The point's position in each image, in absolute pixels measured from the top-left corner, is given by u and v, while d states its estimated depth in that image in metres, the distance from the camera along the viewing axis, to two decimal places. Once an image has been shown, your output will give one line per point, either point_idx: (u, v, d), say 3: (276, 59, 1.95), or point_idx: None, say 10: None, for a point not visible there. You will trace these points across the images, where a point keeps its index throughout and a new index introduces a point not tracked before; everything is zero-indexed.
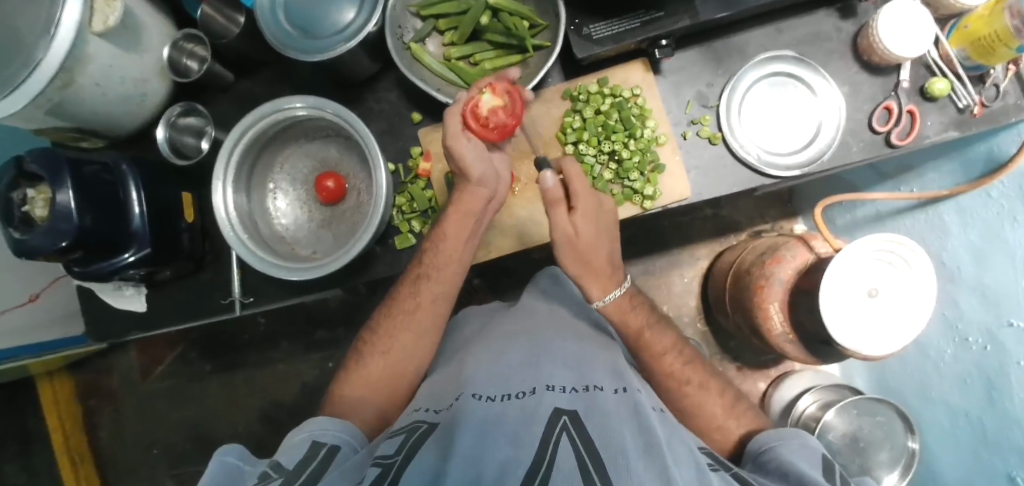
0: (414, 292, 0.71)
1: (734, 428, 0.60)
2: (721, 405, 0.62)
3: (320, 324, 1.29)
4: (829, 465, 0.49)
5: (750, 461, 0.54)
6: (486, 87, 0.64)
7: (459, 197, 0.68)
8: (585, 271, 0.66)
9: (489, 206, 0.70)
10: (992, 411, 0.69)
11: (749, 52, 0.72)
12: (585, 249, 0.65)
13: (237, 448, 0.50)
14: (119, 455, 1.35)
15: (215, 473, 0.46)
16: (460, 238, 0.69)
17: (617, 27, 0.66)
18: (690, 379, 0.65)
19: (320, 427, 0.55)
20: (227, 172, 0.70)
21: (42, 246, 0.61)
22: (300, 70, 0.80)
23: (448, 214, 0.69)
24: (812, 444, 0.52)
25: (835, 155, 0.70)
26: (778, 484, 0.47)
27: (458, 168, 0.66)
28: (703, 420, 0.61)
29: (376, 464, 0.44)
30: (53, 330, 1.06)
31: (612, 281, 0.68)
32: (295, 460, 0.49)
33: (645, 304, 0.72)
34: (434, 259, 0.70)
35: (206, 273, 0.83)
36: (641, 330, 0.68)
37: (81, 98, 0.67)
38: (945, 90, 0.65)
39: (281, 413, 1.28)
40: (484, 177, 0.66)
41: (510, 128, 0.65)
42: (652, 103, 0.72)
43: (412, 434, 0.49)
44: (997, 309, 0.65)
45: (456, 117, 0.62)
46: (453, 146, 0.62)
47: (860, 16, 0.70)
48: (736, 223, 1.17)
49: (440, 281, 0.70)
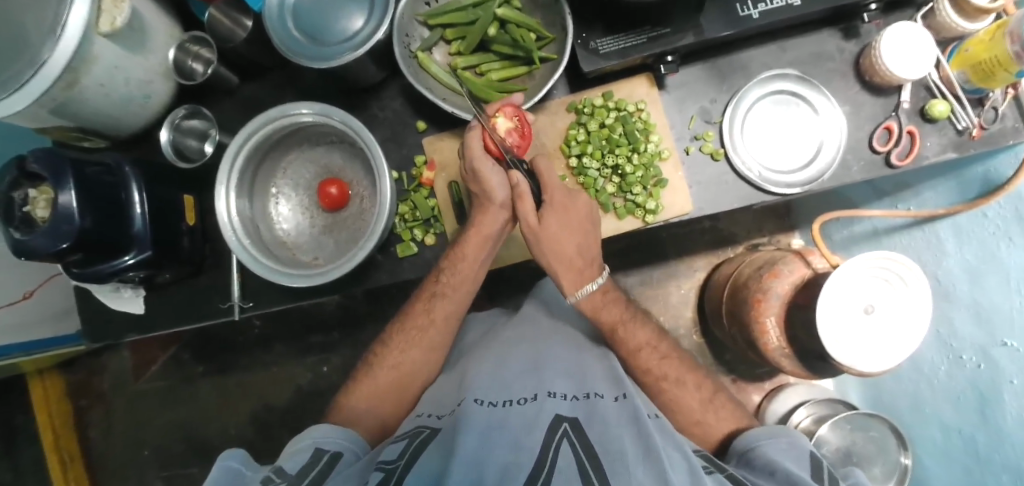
0: (428, 309, 0.71)
1: (714, 423, 0.61)
2: (698, 401, 0.63)
3: (316, 327, 1.28)
4: (817, 461, 0.50)
5: (736, 458, 0.55)
6: (499, 111, 0.67)
7: (477, 219, 0.68)
8: (558, 263, 0.67)
9: (506, 227, 0.70)
10: (985, 428, 0.70)
11: (753, 70, 0.73)
12: (554, 240, 0.66)
13: (239, 452, 0.50)
14: (109, 456, 1.33)
15: (218, 477, 0.47)
16: (477, 260, 0.69)
17: (624, 42, 0.67)
18: (667, 374, 0.64)
19: (324, 434, 0.55)
20: (230, 177, 0.71)
21: (42, 247, 0.61)
22: (305, 75, 0.80)
23: (466, 236, 0.68)
24: (799, 443, 0.52)
25: (835, 174, 0.70)
26: (763, 481, 0.48)
27: (479, 189, 0.67)
28: (684, 415, 0.62)
29: (379, 469, 0.44)
30: (45, 328, 1.05)
31: (586, 274, 0.68)
32: (298, 466, 0.49)
33: (621, 298, 0.71)
34: (449, 279, 0.70)
35: (206, 276, 0.83)
36: (625, 329, 0.68)
37: (85, 98, 0.67)
38: (945, 112, 0.66)
39: (275, 415, 1.28)
40: (505, 200, 0.67)
41: (524, 149, 0.68)
42: (655, 118, 0.73)
43: (415, 438, 0.49)
44: (991, 328, 0.66)
45: (476, 139, 0.65)
46: (475, 167, 0.65)
47: (862, 37, 0.71)
48: (733, 236, 1.18)
49: (453, 300, 0.70)
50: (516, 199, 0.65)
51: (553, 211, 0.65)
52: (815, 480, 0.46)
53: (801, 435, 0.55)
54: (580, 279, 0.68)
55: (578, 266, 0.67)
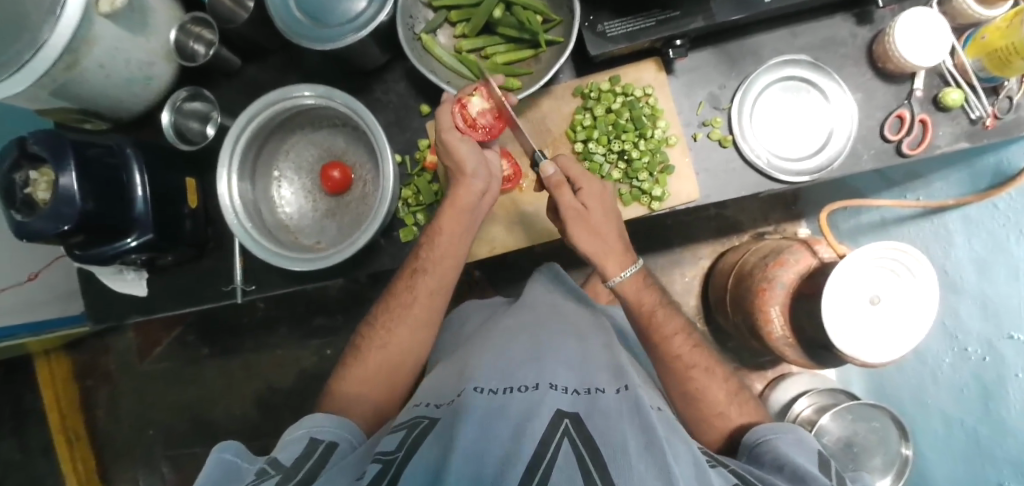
0: (411, 286, 0.70)
1: (735, 416, 0.60)
2: (724, 391, 0.62)
3: (319, 310, 1.28)
4: (825, 461, 0.50)
5: (745, 453, 0.54)
6: (476, 90, 0.66)
7: (453, 193, 0.67)
8: (598, 248, 0.64)
9: (484, 200, 0.68)
10: (987, 421, 0.70)
11: (764, 55, 0.71)
12: (587, 225, 0.63)
13: (234, 444, 0.50)
14: (116, 435, 1.35)
15: (214, 469, 0.47)
16: (454, 233, 0.68)
17: (632, 25, 0.66)
18: (696, 362, 0.64)
19: (316, 424, 0.55)
20: (232, 160, 0.70)
21: (45, 228, 0.61)
22: (307, 58, 0.79)
23: (443, 209, 0.68)
24: (806, 439, 0.52)
25: (844, 163, 0.69)
26: (773, 476, 0.47)
27: (452, 163, 0.66)
28: (705, 405, 0.61)
29: (376, 460, 0.44)
30: (51, 308, 1.05)
31: (627, 257, 0.66)
32: (293, 458, 0.49)
33: (655, 285, 0.70)
34: (429, 254, 0.69)
35: (209, 258, 0.83)
36: (653, 308, 0.67)
37: (85, 79, 0.66)
38: (959, 100, 0.65)
39: (279, 398, 1.29)
40: (477, 170, 0.66)
41: (498, 130, 0.66)
42: (663, 103, 0.71)
43: (414, 429, 0.49)
44: (998, 321, 0.66)
45: (444, 113, 0.63)
46: (445, 141, 0.64)
47: (876, 22, 0.69)
48: (739, 224, 1.17)
49: (435, 276, 0.69)
50: (552, 188, 0.62)
51: (589, 185, 0.64)
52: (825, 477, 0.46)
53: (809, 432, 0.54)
54: (615, 264, 0.65)
55: (613, 248, 0.65)
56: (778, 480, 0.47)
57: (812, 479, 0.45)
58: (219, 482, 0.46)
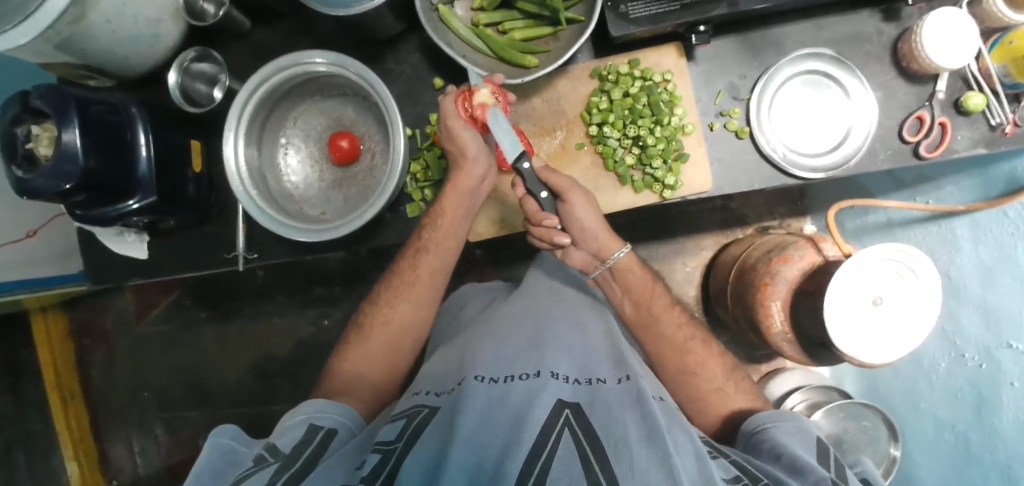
0: (414, 263, 0.70)
1: (730, 396, 0.62)
2: (721, 369, 0.64)
3: (318, 281, 1.28)
4: (824, 448, 0.50)
5: (744, 440, 0.55)
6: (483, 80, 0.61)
7: (453, 178, 0.66)
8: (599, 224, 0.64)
9: (484, 183, 0.68)
10: (978, 425, 0.70)
11: (786, 46, 0.70)
12: (588, 197, 0.64)
13: (233, 428, 0.51)
14: (111, 395, 1.35)
15: (210, 452, 0.48)
16: (456, 214, 0.68)
17: (655, 7, 0.64)
18: (694, 335, 0.67)
19: (318, 409, 0.55)
20: (239, 125, 0.69)
21: (46, 186, 0.59)
22: (318, 24, 0.77)
23: (444, 193, 0.67)
24: (806, 428, 0.53)
25: (860, 161, 0.68)
26: (770, 465, 0.48)
27: (452, 150, 0.65)
28: (705, 380, 0.63)
29: (376, 450, 0.44)
30: (50, 266, 1.05)
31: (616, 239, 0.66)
32: (292, 444, 0.49)
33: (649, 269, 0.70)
34: (431, 235, 0.68)
35: (211, 225, 0.82)
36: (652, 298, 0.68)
37: (91, 34, 0.65)
38: (980, 105, 0.63)
39: (274, 366, 1.30)
40: (479, 155, 0.65)
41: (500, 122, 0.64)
42: (682, 90, 0.70)
43: (414, 418, 0.49)
44: (998, 329, 0.66)
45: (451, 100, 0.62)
46: (449, 129, 0.63)
47: (903, 20, 0.68)
48: (744, 217, 1.17)
49: (436, 256, 0.69)
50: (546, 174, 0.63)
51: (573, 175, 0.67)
52: (822, 466, 0.47)
53: (809, 422, 0.55)
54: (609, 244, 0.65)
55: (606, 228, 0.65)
56: (777, 469, 0.47)
57: (811, 470, 0.44)
58: (218, 467, 0.47)
